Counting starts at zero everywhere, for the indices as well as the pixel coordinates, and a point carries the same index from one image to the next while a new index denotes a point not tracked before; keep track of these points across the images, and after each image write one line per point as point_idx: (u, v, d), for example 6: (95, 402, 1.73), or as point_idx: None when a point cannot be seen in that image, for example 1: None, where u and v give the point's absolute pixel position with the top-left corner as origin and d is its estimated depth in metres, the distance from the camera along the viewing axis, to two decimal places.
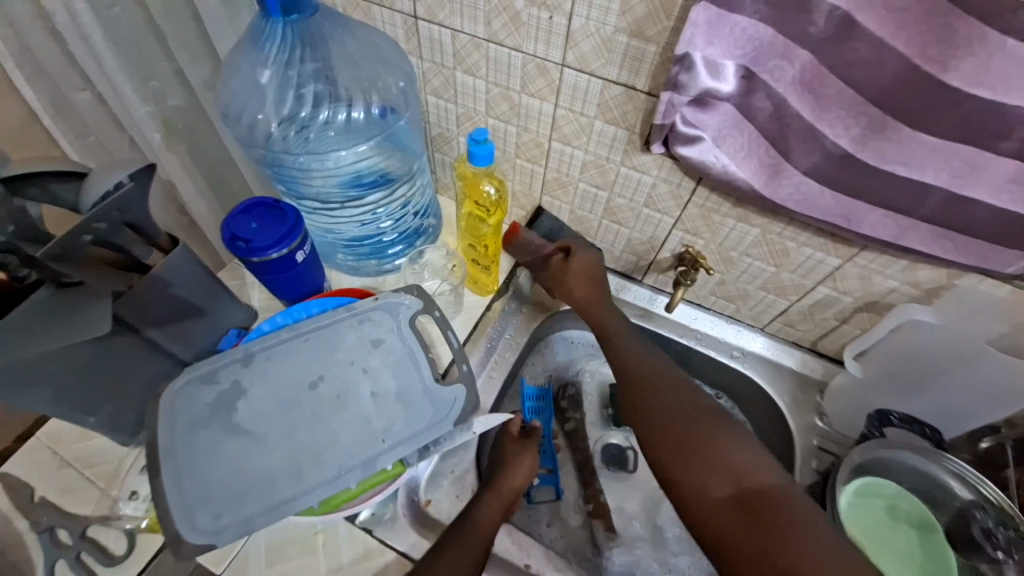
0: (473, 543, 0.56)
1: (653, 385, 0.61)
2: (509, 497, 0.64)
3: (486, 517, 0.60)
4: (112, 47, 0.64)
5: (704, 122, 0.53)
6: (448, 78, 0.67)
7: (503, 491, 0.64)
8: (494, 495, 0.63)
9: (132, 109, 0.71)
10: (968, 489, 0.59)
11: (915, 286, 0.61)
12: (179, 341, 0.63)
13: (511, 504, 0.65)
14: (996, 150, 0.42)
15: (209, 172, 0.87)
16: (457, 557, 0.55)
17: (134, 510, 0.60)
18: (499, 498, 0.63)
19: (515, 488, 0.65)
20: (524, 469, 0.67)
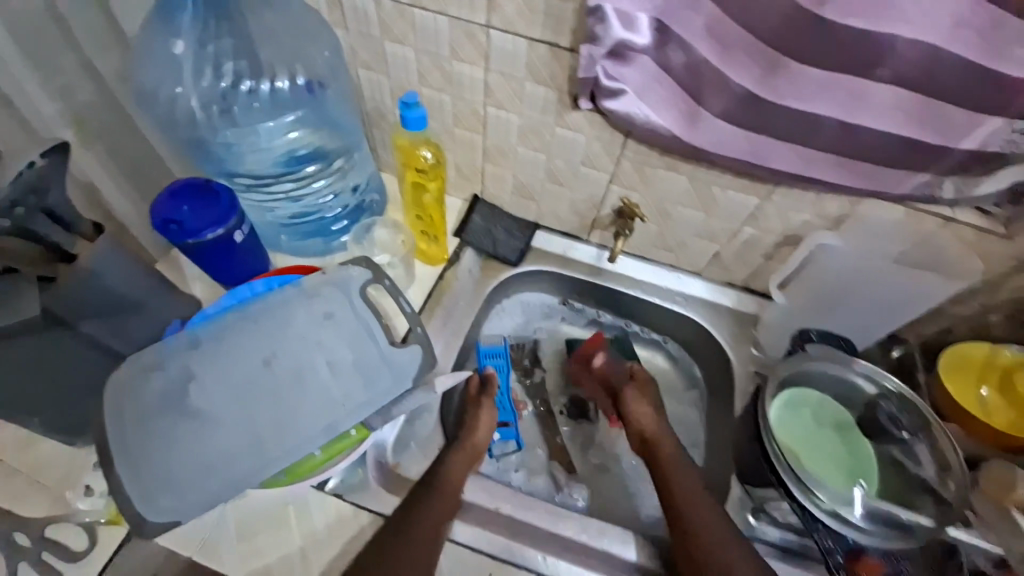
0: (447, 499, 0.62)
1: (679, 477, 0.70)
2: (475, 452, 0.69)
3: (455, 471, 0.66)
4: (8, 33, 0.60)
5: (625, 76, 0.56)
6: (377, 50, 0.67)
7: (472, 446, 0.70)
8: (460, 450, 0.68)
9: (39, 107, 0.65)
10: (874, 385, 0.67)
11: (824, 217, 0.67)
12: (119, 335, 0.61)
13: (479, 457, 0.69)
14: (873, 77, 0.48)
15: (129, 168, 0.79)
16: (434, 513, 0.60)
17: (91, 506, 0.61)
18: (467, 453, 0.68)
19: (481, 443, 0.70)
20: (485, 423, 0.72)
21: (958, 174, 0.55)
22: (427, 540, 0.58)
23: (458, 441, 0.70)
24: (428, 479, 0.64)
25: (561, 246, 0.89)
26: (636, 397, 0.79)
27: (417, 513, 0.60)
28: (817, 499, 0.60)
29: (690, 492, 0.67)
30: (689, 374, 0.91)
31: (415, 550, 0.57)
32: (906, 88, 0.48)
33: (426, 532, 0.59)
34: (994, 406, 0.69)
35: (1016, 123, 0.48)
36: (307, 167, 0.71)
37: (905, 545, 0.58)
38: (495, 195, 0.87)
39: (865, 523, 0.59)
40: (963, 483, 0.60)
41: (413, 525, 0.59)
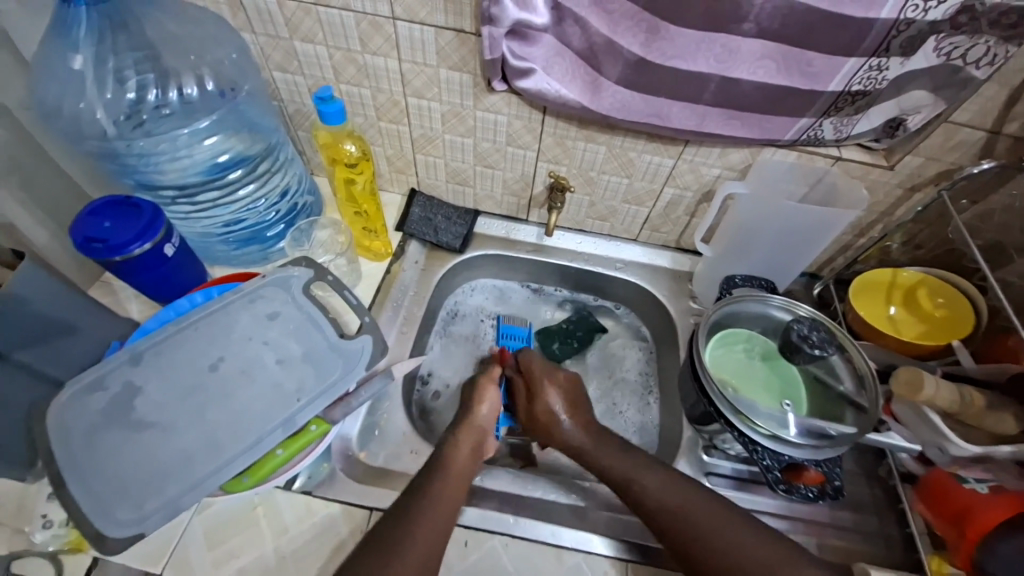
0: (453, 483, 0.60)
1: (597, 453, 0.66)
2: (479, 430, 0.68)
3: (460, 451, 0.64)
4: None
5: (532, 55, 0.60)
6: (288, 49, 0.69)
7: (473, 424, 0.68)
8: (463, 429, 0.67)
9: None
10: (787, 312, 0.72)
11: (732, 169, 0.73)
12: (52, 361, 0.60)
13: (484, 440, 0.68)
14: (742, 32, 0.54)
15: None
16: (438, 495, 0.58)
17: (52, 536, 0.57)
18: (470, 435, 0.67)
19: (484, 419, 0.69)
20: (489, 401, 0.72)
21: (832, 113, 0.61)
22: (437, 519, 0.55)
23: (461, 420, 0.69)
24: (434, 459, 0.63)
25: (502, 229, 0.93)
26: (533, 400, 0.72)
27: (417, 498, 0.57)
28: (754, 424, 0.62)
29: (675, 510, 0.58)
30: (636, 331, 0.95)
31: (424, 525, 0.54)
32: (770, 40, 0.54)
33: (430, 517, 0.55)
34: (902, 321, 0.75)
35: (870, 60, 0.55)
36: (232, 172, 0.71)
37: (834, 453, 0.61)
38: (431, 184, 0.89)
39: (799, 439, 0.61)
40: (876, 392, 0.64)
41: (413, 510, 0.55)
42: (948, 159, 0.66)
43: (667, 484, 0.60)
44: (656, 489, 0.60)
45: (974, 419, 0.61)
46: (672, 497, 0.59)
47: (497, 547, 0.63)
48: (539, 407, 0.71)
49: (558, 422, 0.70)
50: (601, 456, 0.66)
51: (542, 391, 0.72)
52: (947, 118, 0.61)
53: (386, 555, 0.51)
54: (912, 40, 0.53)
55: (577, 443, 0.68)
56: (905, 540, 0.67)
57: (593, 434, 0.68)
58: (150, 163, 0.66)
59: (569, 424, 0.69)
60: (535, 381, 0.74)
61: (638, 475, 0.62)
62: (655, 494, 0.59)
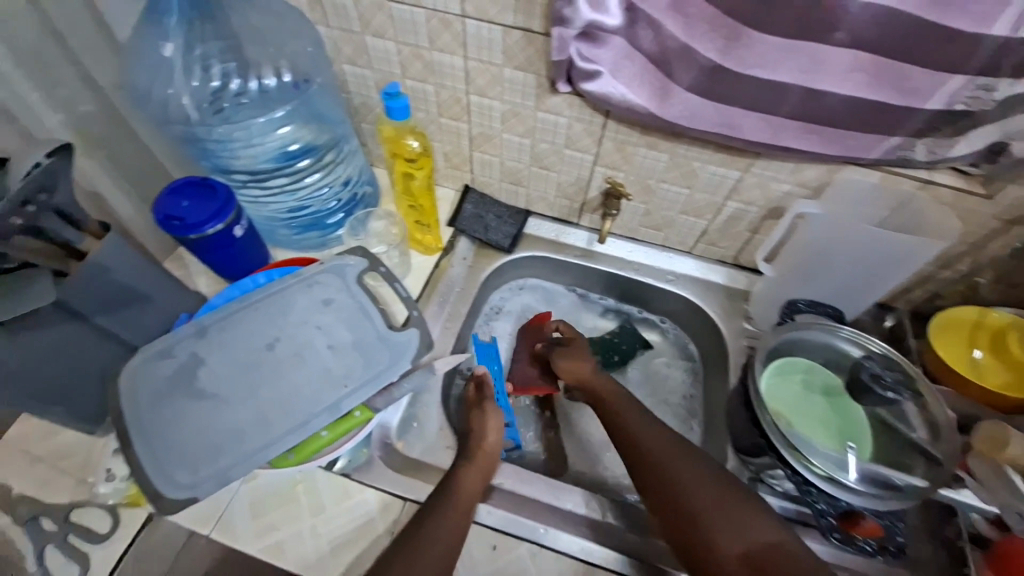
0: (460, 517, 0.58)
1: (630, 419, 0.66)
2: (492, 458, 0.67)
3: (468, 482, 0.62)
4: (11, 55, 0.60)
5: (599, 57, 0.58)
6: (359, 44, 0.70)
7: (484, 453, 0.66)
8: (475, 459, 0.65)
9: (42, 118, 0.65)
10: (859, 347, 0.66)
11: (805, 186, 0.68)
12: (126, 326, 0.65)
13: (493, 463, 0.67)
14: (833, 41, 0.50)
15: None
16: (441, 529, 0.56)
17: (113, 489, 0.62)
18: (480, 463, 0.65)
19: (494, 445, 0.67)
20: (491, 427, 0.69)
21: (928, 134, 0.55)
22: (436, 554, 0.54)
23: (472, 447, 0.67)
24: (441, 488, 0.61)
25: (552, 231, 0.92)
26: (560, 352, 0.77)
27: (418, 533, 0.56)
28: (810, 463, 0.58)
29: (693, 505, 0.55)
30: (683, 349, 0.92)
31: (422, 562, 0.53)
32: (864, 50, 0.50)
33: (429, 556, 0.54)
34: (986, 367, 0.67)
35: (978, 79, 0.49)
36: (300, 161, 0.74)
37: (899, 506, 0.56)
38: (485, 182, 0.89)
39: (860, 486, 0.56)
40: (955, 444, 0.58)
41: (414, 545, 0.55)
42: None
43: (648, 430, 0.64)
44: (641, 431, 0.64)
45: None
46: (649, 439, 0.63)
47: (524, 556, 0.62)
48: (573, 355, 0.76)
49: (584, 362, 0.74)
50: (629, 418, 0.66)
51: (581, 355, 0.76)
52: None
53: None
54: None
55: (596, 389, 0.72)
56: None
57: (643, 420, 0.65)
58: (227, 148, 0.70)
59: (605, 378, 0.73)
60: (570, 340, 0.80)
61: (630, 422, 0.66)
62: (639, 441, 0.63)
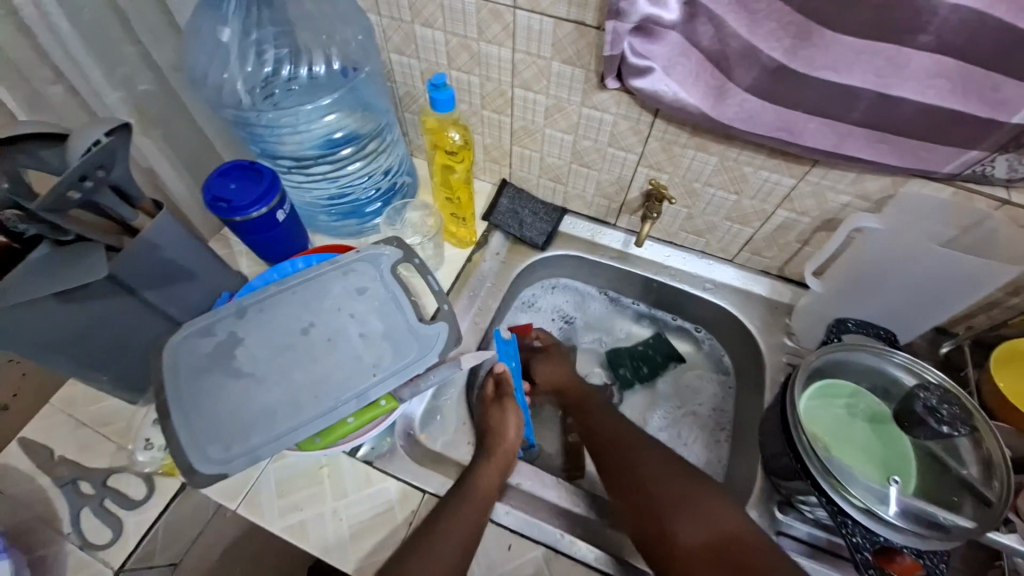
0: (477, 514, 0.58)
1: (594, 414, 0.74)
2: (509, 455, 0.67)
3: (485, 479, 0.62)
4: (80, 34, 0.62)
5: (654, 53, 0.56)
6: (407, 33, 0.70)
7: (503, 450, 0.67)
8: (494, 457, 0.65)
9: (103, 95, 0.67)
10: (913, 376, 0.62)
11: (865, 198, 0.64)
12: (169, 302, 0.67)
13: (511, 462, 0.67)
14: (915, 44, 0.46)
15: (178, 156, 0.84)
16: (456, 524, 0.56)
17: (150, 458, 0.64)
18: (498, 460, 0.65)
19: (513, 442, 0.68)
20: (513, 425, 0.70)
21: (1012, 150, 0.50)
22: (452, 548, 0.55)
23: (493, 445, 0.67)
24: (459, 484, 0.61)
25: (588, 230, 0.90)
26: (542, 361, 0.82)
27: (434, 527, 0.56)
28: (849, 494, 0.54)
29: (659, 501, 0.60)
30: (717, 361, 0.89)
31: (439, 558, 0.54)
32: (950, 56, 0.46)
33: (445, 550, 0.54)
34: None
35: None
36: (343, 149, 0.74)
37: (943, 547, 0.52)
38: (523, 176, 0.88)
39: (901, 521, 0.53)
40: (1008, 485, 0.53)
41: (429, 538, 0.55)
42: None
43: (614, 424, 0.71)
44: (607, 427, 0.71)
45: None
46: (618, 432, 0.70)
47: (540, 560, 0.61)
48: (551, 364, 0.81)
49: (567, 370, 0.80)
50: (601, 420, 0.73)
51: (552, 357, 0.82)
52: None
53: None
54: None
55: (572, 389, 0.79)
56: None
57: (609, 418, 0.73)
58: (275, 133, 0.70)
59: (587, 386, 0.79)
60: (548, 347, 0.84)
61: (596, 418, 0.73)
62: (608, 435, 0.70)
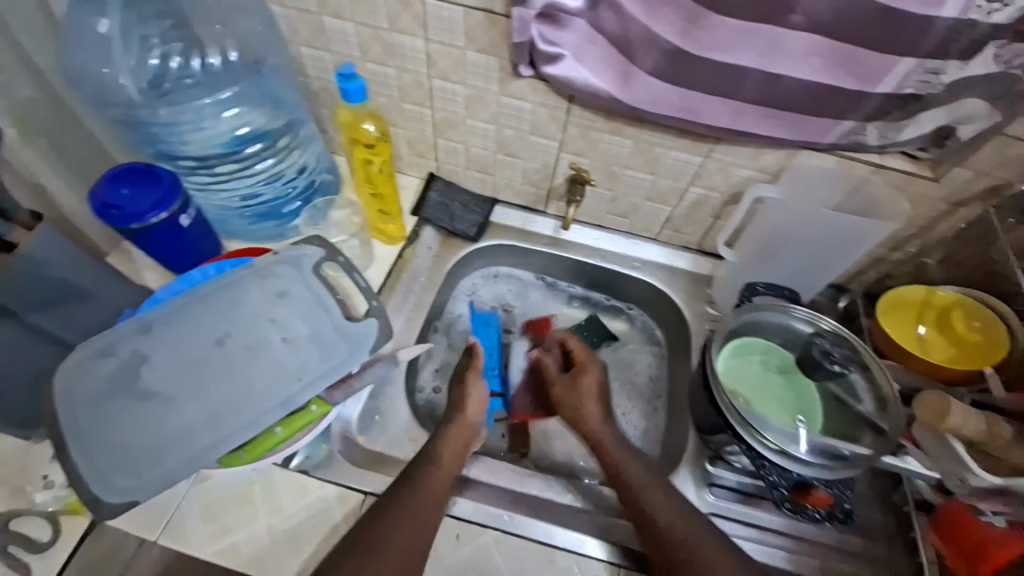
0: (440, 483, 0.59)
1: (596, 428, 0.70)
2: (473, 427, 0.67)
3: (446, 451, 0.63)
4: None
5: (562, 40, 0.57)
6: (315, 25, 0.67)
7: (465, 421, 0.67)
8: (453, 428, 0.66)
9: None
10: (807, 324, 0.69)
11: (764, 171, 0.70)
12: (63, 324, 0.60)
13: (473, 435, 0.67)
14: (788, 24, 0.50)
15: None
16: (422, 496, 0.57)
17: (53, 497, 0.57)
18: (460, 431, 0.66)
19: (474, 416, 0.68)
20: (477, 399, 0.70)
21: (879, 118, 0.57)
22: (417, 520, 0.56)
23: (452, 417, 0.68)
24: (420, 457, 0.62)
25: (519, 219, 0.91)
26: (570, 383, 0.74)
27: (397, 498, 0.57)
28: (764, 439, 0.60)
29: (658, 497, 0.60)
30: (650, 335, 0.93)
31: (394, 544, 0.54)
32: (820, 35, 0.50)
33: (411, 521, 0.56)
34: (932, 343, 0.71)
35: (926, 62, 0.51)
36: (251, 147, 0.70)
37: (846, 474, 0.58)
38: (451, 169, 0.87)
39: (809, 457, 0.59)
40: (900, 415, 0.61)
41: (394, 510, 0.56)
42: (1001, 175, 0.61)
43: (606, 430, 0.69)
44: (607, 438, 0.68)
45: (1000, 451, 0.58)
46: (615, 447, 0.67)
47: (489, 544, 0.62)
48: (579, 383, 0.74)
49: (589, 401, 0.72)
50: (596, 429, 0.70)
51: (582, 379, 0.74)
52: (1003, 130, 0.57)
53: (367, 556, 0.53)
54: (974, 44, 0.49)
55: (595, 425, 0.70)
56: (914, 569, 0.65)
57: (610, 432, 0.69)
58: (173, 133, 0.66)
59: (597, 414, 0.71)
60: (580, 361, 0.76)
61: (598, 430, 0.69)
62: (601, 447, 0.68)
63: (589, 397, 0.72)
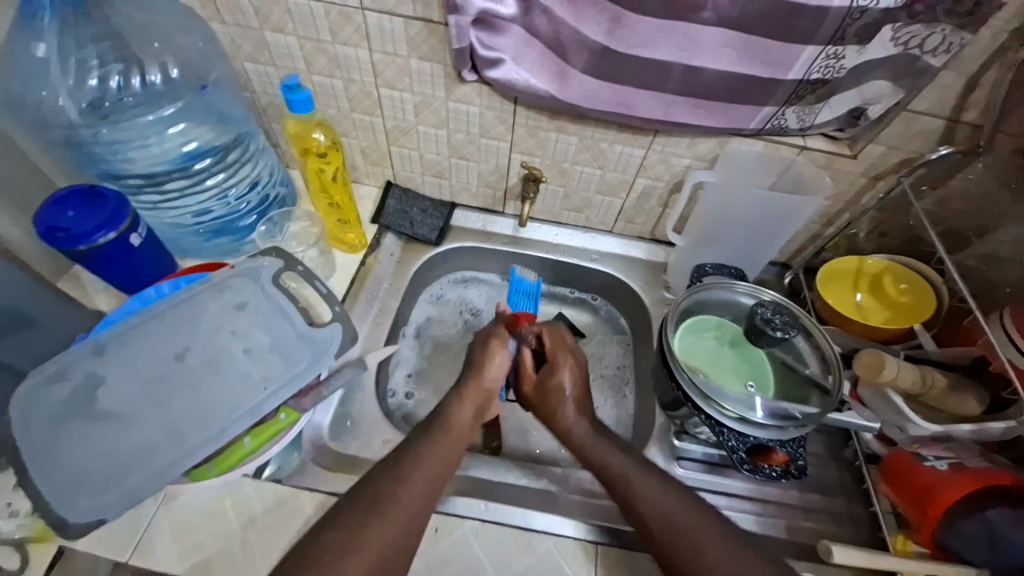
0: (451, 443, 0.61)
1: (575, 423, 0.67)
2: (485, 391, 0.70)
3: (463, 412, 0.66)
4: None
5: (500, 44, 0.60)
6: (258, 41, 0.69)
7: (481, 385, 0.70)
8: (470, 391, 0.68)
9: None
10: (751, 297, 0.73)
11: (701, 159, 0.74)
12: (15, 352, 0.59)
13: (489, 399, 0.70)
14: (701, 20, 0.55)
15: None
16: (435, 453, 0.58)
17: (15, 526, 0.56)
18: (478, 392, 0.69)
19: (492, 381, 0.71)
20: (500, 363, 0.72)
21: (795, 102, 0.62)
22: (426, 480, 0.55)
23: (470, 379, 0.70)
24: (434, 420, 0.63)
25: (478, 221, 0.93)
26: (551, 371, 0.72)
27: (409, 451, 0.58)
28: (723, 408, 0.63)
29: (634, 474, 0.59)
30: (615, 325, 0.95)
31: (403, 501, 0.53)
32: (730, 28, 0.55)
33: (422, 471, 0.56)
34: (869, 308, 0.76)
35: (827, 49, 0.56)
36: (200, 161, 0.71)
37: (798, 433, 0.63)
38: (407, 176, 0.89)
39: (766, 420, 0.62)
40: (841, 376, 0.66)
41: (404, 463, 0.56)
42: (910, 148, 0.67)
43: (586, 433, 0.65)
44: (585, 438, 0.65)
45: (937, 399, 0.63)
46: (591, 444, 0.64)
47: (467, 533, 0.63)
48: (555, 385, 0.70)
49: (565, 406, 0.68)
50: (584, 430, 0.65)
51: (558, 370, 0.72)
52: (906, 106, 0.63)
53: (375, 508, 0.51)
54: (866, 29, 0.55)
55: (577, 437, 0.65)
56: (871, 520, 0.69)
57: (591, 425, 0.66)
58: (119, 152, 0.66)
59: (573, 410, 0.68)
60: (551, 355, 0.74)
61: (577, 427, 0.66)
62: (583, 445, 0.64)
63: (563, 395, 0.69)
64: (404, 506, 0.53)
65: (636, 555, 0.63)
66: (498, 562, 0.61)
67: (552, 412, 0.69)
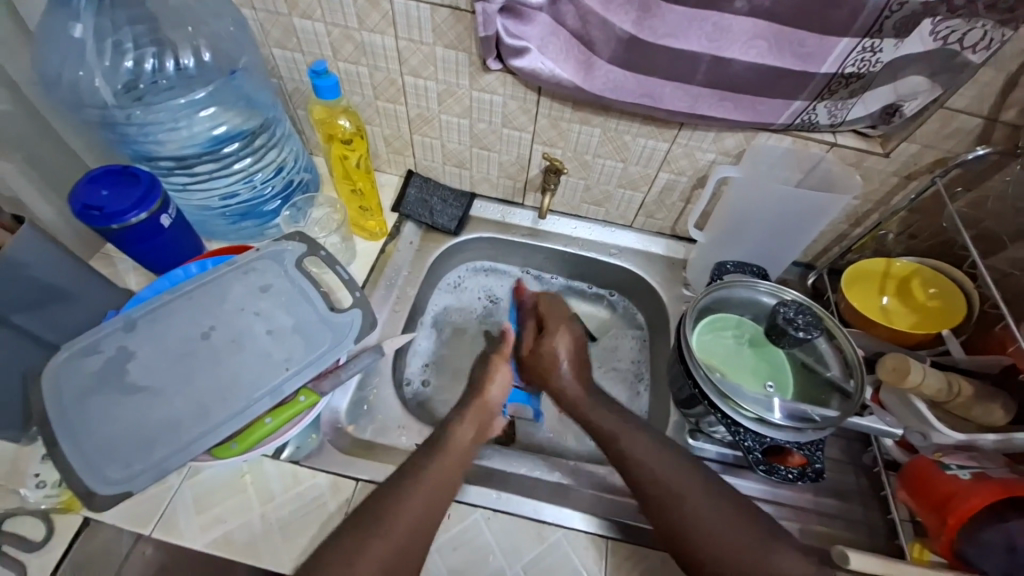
0: (455, 452, 0.61)
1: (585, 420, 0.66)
2: (490, 411, 0.68)
3: (463, 434, 0.63)
4: None
5: (527, 33, 0.60)
6: (286, 27, 0.70)
7: (484, 404, 0.68)
8: (473, 410, 0.67)
9: None
10: (773, 297, 0.72)
11: (727, 154, 0.73)
12: (48, 326, 0.62)
13: (489, 419, 0.67)
14: (733, 10, 0.54)
15: None
16: (439, 466, 0.59)
17: (43, 496, 0.58)
18: (478, 413, 0.67)
19: (494, 401, 0.69)
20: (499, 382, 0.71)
21: (826, 97, 0.61)
22: (429, 490, 0.56)
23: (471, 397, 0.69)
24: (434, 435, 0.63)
25: (497, 212, 0.93)
26: (546, 334, 0.75)
27: (415, 466, 0.58)
28: (740, 408, 0.62)
29: (662, 465, 0.57)
30: (632, 319, 0.95)
31: (407, 512, 0.53)
32: (762, 19, 0.54)
33: (426, 485, 0.56)
34: (894, 312, 0.76)
35: (863, 42, 0.54)
36: (228, 146, 0.72)
37: (816, 436, 0.61)
38: (428, 166, 0.90)
39: (784, 422, 0.61)
40: (863, 379, 0.64)
41: (407, 480, 0.56)
42: (945, 147, 0.65)
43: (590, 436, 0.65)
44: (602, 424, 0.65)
45: (963, 409, 0.62)
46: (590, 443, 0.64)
47: (479, 521, 0.64)
48: (550, 349, 0.74)
49: (560, 368, 0.72)
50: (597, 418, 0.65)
51: (553, 337, 0.75)
52: (944, 103, 0.60)
53: (378, 520, 0.52)
54: (906, 21, 0.53)
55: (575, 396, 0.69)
56: (889, 528, 0.67)
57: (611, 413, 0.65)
58: (151, 134, 0.67)
59: (566, 369, 0.72)
60: (550, 327, 0.77)
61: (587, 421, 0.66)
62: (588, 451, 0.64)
63: (557, 359, 0.73)
64: (408, 518, 0.53)
65: (647, 549, 0.63)
66: (508, 550, 0.62)
67: (550, 378, 0.72)
